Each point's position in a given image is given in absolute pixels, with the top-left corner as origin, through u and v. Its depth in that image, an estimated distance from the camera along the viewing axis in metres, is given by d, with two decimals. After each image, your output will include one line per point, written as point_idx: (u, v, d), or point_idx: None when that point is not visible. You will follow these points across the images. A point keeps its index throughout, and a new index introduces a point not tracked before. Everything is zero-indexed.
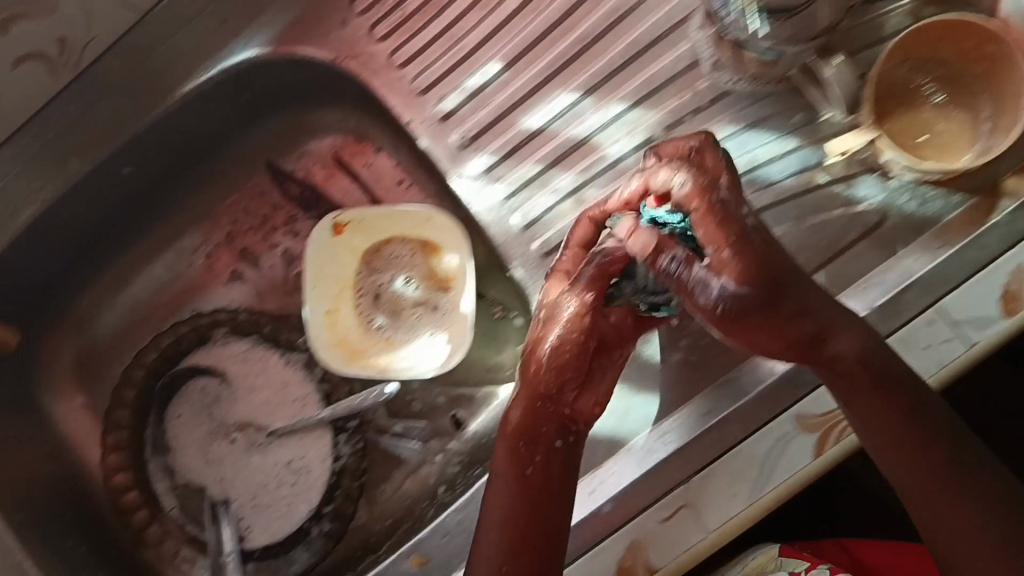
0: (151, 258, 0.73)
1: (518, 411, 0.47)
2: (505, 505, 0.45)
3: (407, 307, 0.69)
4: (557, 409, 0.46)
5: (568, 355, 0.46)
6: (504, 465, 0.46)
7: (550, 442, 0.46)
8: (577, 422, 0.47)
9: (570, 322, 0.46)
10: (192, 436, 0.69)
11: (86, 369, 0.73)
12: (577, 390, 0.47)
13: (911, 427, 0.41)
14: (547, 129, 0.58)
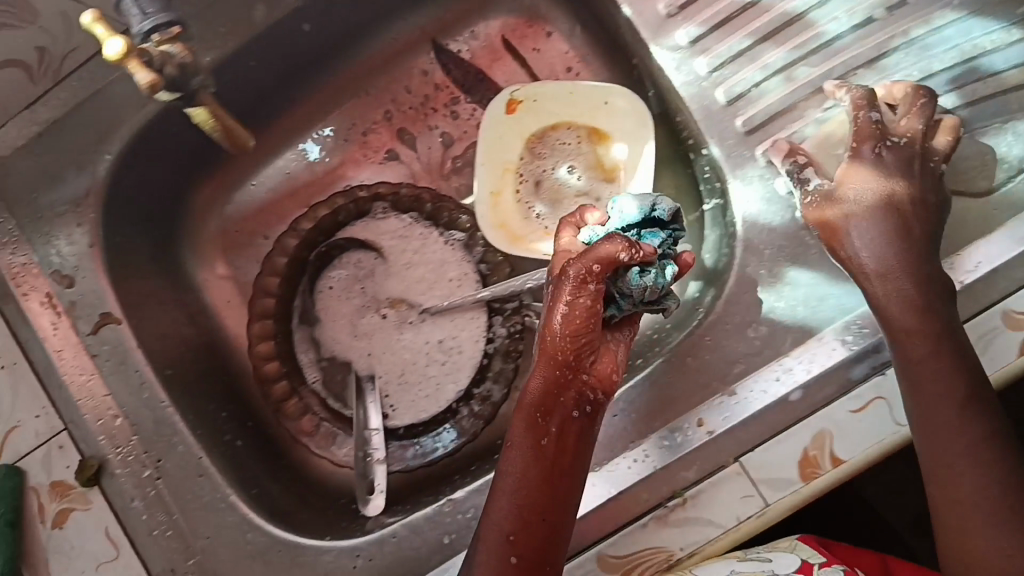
0: (304, 131, 0.72)
1: (537, 381, 0.50)
2: (518, 470, 0.50)
3: (569, 197, 0.67)
4: (572, 380, 0.51)
5: (577, 329, 0.50)
6: (522, 440, 0.51)
7: (565, 414, 0.50)
8: (593, 390, 0.51)
9: (573, 297, 0.49)
10: (342, 310, 0.68)
11: (231, 238, 0.72)
12: (592, 356, 0.51)
13: (934, 385, 0.48)
14: (760, 3, 0.56)
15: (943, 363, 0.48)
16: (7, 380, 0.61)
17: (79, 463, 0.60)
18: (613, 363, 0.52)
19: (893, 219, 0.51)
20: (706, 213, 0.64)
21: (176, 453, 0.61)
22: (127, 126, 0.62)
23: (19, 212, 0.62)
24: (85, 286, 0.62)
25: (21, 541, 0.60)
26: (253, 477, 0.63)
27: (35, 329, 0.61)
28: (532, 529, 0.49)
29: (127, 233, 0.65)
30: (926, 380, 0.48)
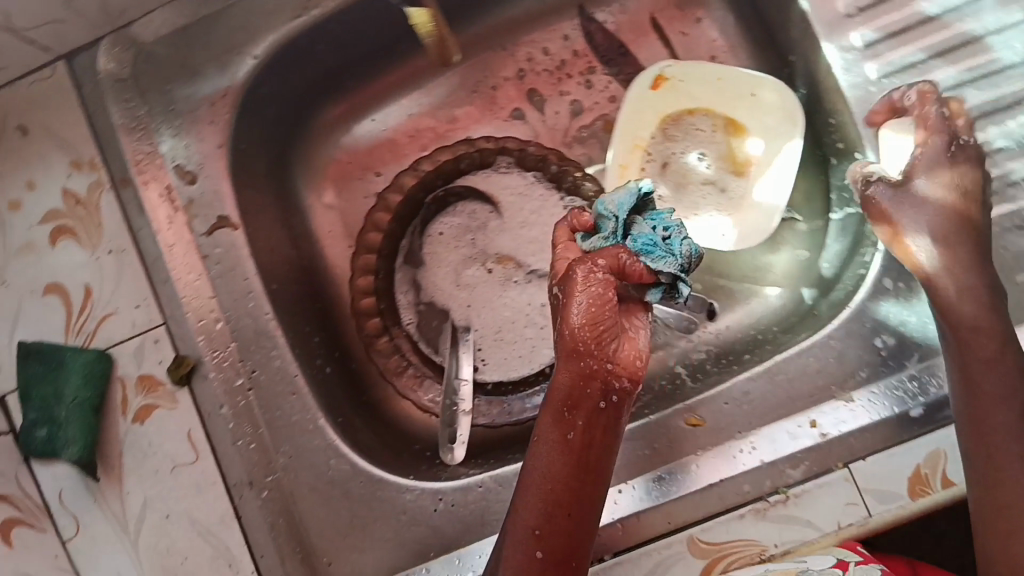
0: (435, 74, 0.71)
1: (562, 377, 0.47)
2: (548, 461, 0.48)
3: (695, 183, 0.66)
4: (599, 372, 0.47)
5: (597, 318, 0.46)
6: (549, 434, 0.48)
7: (592, 407, 0.47)
8: (620, 379, 0.47)
9: (587, 289, 0.46)
10: (448, 257, 0.68)
11: (342, 168, 0.72)
12: (615, 343, 0.47)
13: (987, 373, 0.48)
14: (940, 19, 0.56)
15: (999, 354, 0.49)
16: (113, 266, 0.60)
17: (174, 360, 0.59)
18: (640, 347, 0.48)
19: (936, 212, 0.52)
20: (833, 222, 0.64)
21: (272, 367, 0.60)
22: (275, 33, 0.61)
23: (152, 100, 0.61)
24: (207, 185, 0.61)
25: (101, 429, 0.59)
26: (338, 406, 0.62)
27: (150, 220, 0.60)
28: (558, 524, 0.47)
29: (250, 141, 0.64)
30: (977, 371, 0.49)
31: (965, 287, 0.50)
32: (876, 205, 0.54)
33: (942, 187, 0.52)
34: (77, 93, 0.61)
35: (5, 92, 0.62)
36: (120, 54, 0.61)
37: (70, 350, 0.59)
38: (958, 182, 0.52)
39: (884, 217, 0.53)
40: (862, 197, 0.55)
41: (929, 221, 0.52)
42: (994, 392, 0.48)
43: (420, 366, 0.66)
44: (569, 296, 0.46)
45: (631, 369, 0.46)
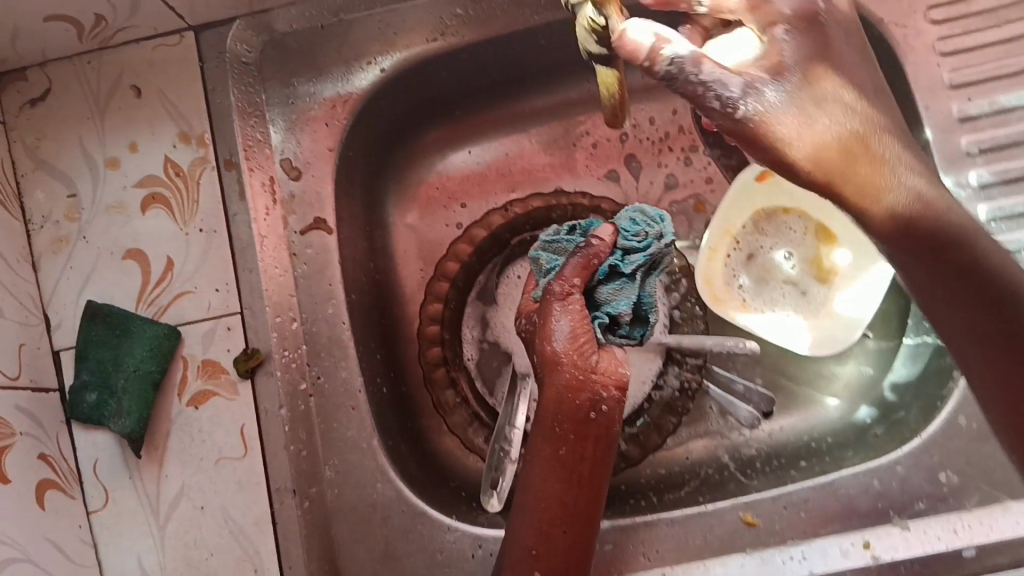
0: (539, 119, 0.71)
1: (550, 396, 0.51)
2: (543, 479, 0.52)
3: (777, 280, 0.67)
4: (585, 387, 0.51)
5: (580, 335, 0.51)
6: (541, 452, 0.52)
7: (579, 421, 0.51)
8: (606, 389, 0.51)
9: (565, 310, 0.51)
10: (520, 301, 0.68)
11: (428, 191, 0.72)
12: (596, 355, 0.51)
13: (960, 254, 0.43)
14: None
15: (954, 234, 0.43)
16: (200, 245, 0.59)
17: (244, 352, 0.58)
18: (619, 357, 0.52)
19: (830, 84, 0.40)
20: (905, 345, 0.65)
21: (338, 377, 0.59)
22: (408, 51, 0.61)
23: (272, 89, 0.61)
24: (310, 183, 0.61)
25: (154, 406, 0.58)
26: (388, 429, 0.62)
27: (248, 207, 0.60)
28: (556, 539, 0.51)
29: (354, 148, 0.64)
30: (956, 258, 0.43)
31: (888, 186, 0.41)
32: (696, 62, 0.37)
33: (794, 28, 0.41)
34: (200, 66, 0.61)
35: (125, 50, 0.61)
36: (251, 39, 0.61)
37: (140, 320, 0.58)
38: (796, 26, 0.41)
39: (734, 101, 0.38)
40: (698, 85, 0.37)
41: (794, 81, 0.39)
42: (959, 268, 0.43)
43: (473, 404, 0.66)
44: (547, 320, 0.51)
45: (613, 379, 0.51)
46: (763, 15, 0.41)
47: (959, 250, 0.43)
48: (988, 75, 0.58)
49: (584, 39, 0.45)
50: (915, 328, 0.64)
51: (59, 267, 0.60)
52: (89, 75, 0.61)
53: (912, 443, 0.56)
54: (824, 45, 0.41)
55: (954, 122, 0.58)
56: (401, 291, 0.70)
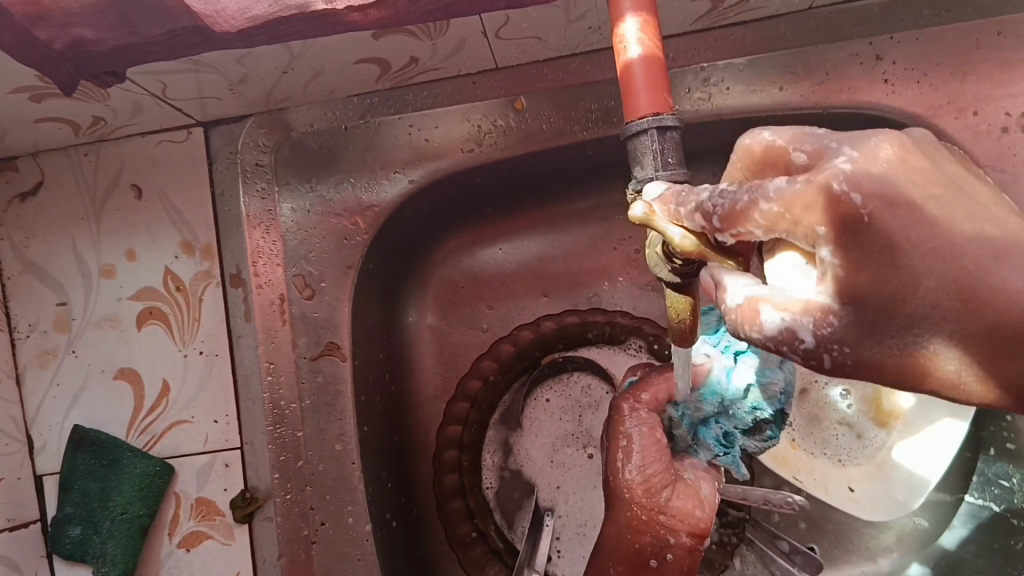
0: (579, 221, 0.65)
1: (614, 529, 0.47)
2: None
3: (832, 421, 0.60)
4: (652, 527, 0.45)
5: (654, 474, 0.45)
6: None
7: (642, 562, 0.46)
8: (676, 534, 0.45)
9: (634, 423, 0.47)
10: (548, 427, 0.62)
11: (452, 291, 0.66)
12: (671, 492, 0.45)
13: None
14: None
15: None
16: (200, 369, 0.54)
17: (241, 494, 0.53)
18: (701, 495, 0.45)
19: (909, 298, 0.23)
20: (966, 503, 0.58)
21: (343, 524, 0.53)
22: (439, 161, 0.55)
23: (287, 196, 0.55)
24: (324, 307, 0.55)
25: (142, 548, 0.53)
26: (398, 572, 0.57)
27: (254, 329, 0.54)
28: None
29: (373, 260, 0.58)
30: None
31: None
32: (754, 319, 0.26)
33: (840, 240, 0.24)
34: (209, 167, 0.55)
35: (126, 145, 0.55)
36: (265, 138, 0.55)
37: (129, 451, 0.53)
38: (838, 246, 0.24)
39: (802, 346, 0.25)
40: (771, 347, 0.26)
41: (891, 310, 0.24)
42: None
43: (495, 539, 0.60)
44: (618, 432, 0.47)
45: (688, 521, 0.44)
46: (793, 228, 0.25)
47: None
48: None
49: (657, 266, 0.32)
50: (979, 487, 0.58)
51: (45, 384, 0.54)
52: (85, 170, 0.55)
53: None
54: (884, 255, 0.23)
55: None
56: (418, 402, 0.65)
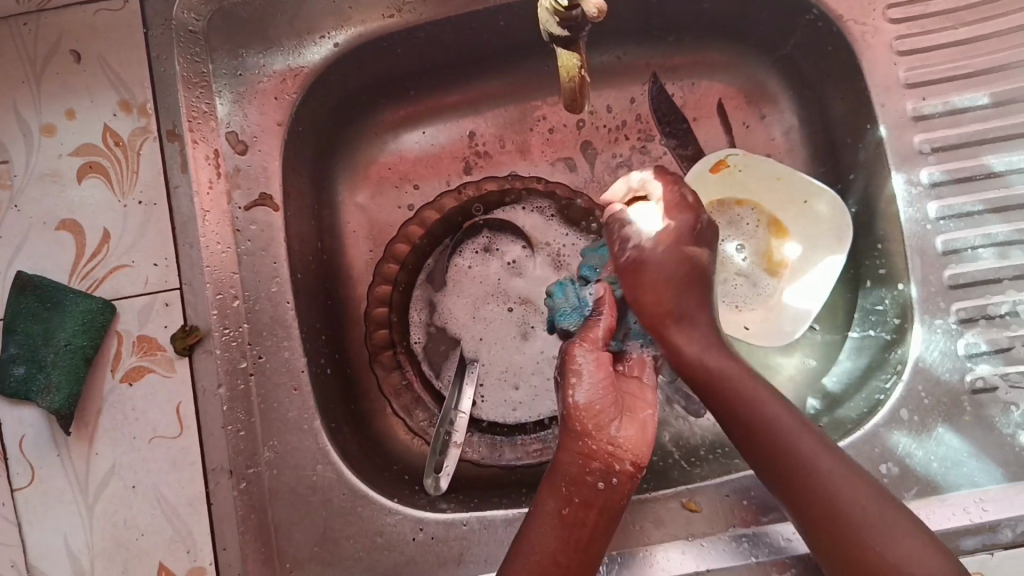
0: (497, 103, 0.71)
1: (566, 454, 0.49)
2: (539, 527, 0.48)
3: (730, 274, 0.67)
4: (600, 450, 0.48)
5: (599, 400, 0.49)
6: (547, 507, 0.48)
7: (590, 484, 0.48)
8: (623, 462, 0.48)
9: (587, 361, 0.50)
10: (470, 288, 0.67)
11: (380, 171, 0.70)
12: (617, 423, 0.48)
13: (799, 480, 0.49)
14: (1007, 176, 0.56)
15: (803, 451, 0.49)
16: (139, 217, 0.57)
17: (183, 328, 0.56)
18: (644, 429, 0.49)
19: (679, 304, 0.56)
20: (851, 339, 0.64)
21: (280, 356, 0.57)
22: (363, 26, 0.60)
23: (219, 60, 0.59)
24: (257, 158, 0.59)
25: (86, 382, 0.56)
26: (333, 411, 0.61)
27: (190, 180, 0.58)
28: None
29: (304, 125, 0.62)
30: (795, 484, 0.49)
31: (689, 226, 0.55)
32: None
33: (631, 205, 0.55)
34: (144, 33, 0.58)
35: (65, 13, 0.58)
36: (199, 7, 0.58)
37: (72, 292, 0.56)
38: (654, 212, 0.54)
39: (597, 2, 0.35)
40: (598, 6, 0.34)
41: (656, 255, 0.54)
42: (777, 468, 0.49)
43: (419, 389, 0.65)
44: (570, 367, 0.50)
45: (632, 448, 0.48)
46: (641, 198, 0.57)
47: (852, 461, 0.49)
48: (948, 75, 0.57)
49: (547, 22, 0.38)
50: (862, 322, 0.64)
51: None
52: (26, 38, 0.58)
53: (854, 435, 0.56)
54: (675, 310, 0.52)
55: (907, 119, 0.57)
56: (350, 272, 0.69)
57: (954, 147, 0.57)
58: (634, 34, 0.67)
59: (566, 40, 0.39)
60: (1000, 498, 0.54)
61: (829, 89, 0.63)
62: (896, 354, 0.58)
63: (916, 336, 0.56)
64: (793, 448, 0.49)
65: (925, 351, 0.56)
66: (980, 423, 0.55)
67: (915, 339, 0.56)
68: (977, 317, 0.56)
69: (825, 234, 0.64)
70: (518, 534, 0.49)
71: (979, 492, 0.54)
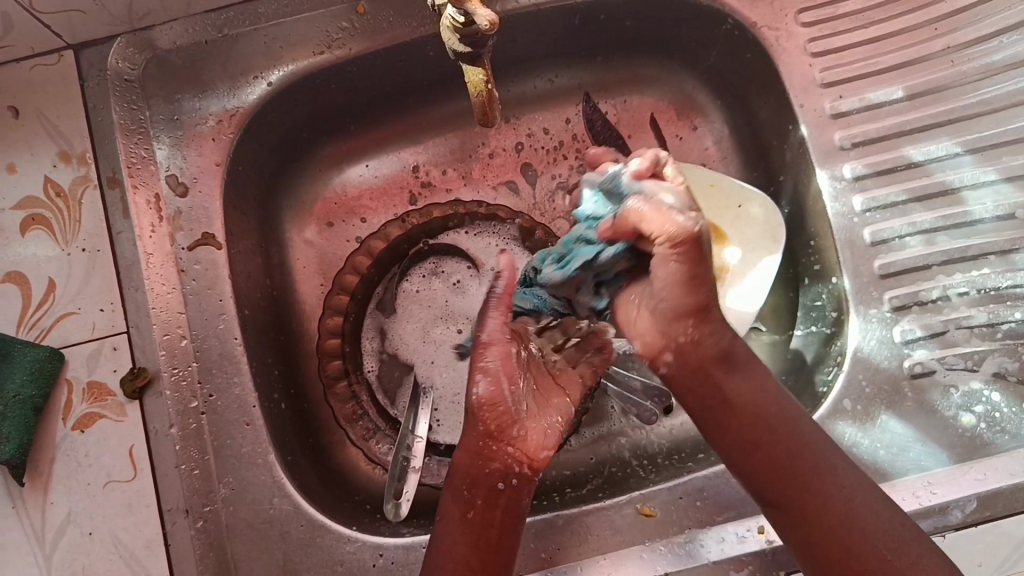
0: (438, 133, 0.73)
1: (465, 454, 0.48)
2: (449, 537, 0.48)
3: None
4: (498, 450, 0.48)
5: (503, 397, 0.47)
6: (450, 512, 0.49)
7: (490, 487, 0.48)
8: (520, 464, 0.48)
9: (494, 364, 0.47)
10: (420, 314, 0.69)
11: (329, 206, 0.72)
12: (519, 429, 0.48)
13: (813, 498, 0.46)
14: (924, 166, 0.59)
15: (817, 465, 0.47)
16: (83, 264, 0.58)
17: (131, 371, 0.57)
18: (545, 434, 0.49)
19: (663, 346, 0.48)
20: (795, 337, 0.66)
21: (231, 393, 0.58)
22: (296, 63, 0.61)
23: (156, 107, 0.60)
24: (197, 200, 0.60)
25: (37, 431, 0.56)
26: (288, 444, 0.61)
27: (132, 225, 0.59)
28: None
29: (248, 163, 0.64)
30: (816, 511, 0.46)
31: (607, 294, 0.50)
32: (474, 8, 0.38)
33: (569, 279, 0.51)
34: (80, 84, 0.60)
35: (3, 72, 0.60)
36: (134, 55, 0.60)
37: (18, 343, 0.56)
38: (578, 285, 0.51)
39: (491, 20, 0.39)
40: (487, 29, 0.38)
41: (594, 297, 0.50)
42: (790, 479, 0.46)
43: (374, 416, 0.65)
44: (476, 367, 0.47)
45: (533, 457, 0.48)
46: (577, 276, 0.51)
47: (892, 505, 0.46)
48: (859, 73, 0.61)
49: (451, 42, 0.42)
50: (804, 319, 0.66)
51: None
52: None
53: None
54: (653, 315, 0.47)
55: (827, 119, 0.61)
56: (303, 307, 0.70)
57: (872, 143, 0.60)
58: (566, 57, 0.69)
59: (470, 55, 0.42)
60: (946, 480, 0.53)
61: (754, 96, 0.66)
62: (836, 345, 0.60)
63: (854, 327, 0.57)
64: (793, 453, 0.47)
65: (863, 340, 0.57)
66: (923, 408, 0.55)
67: (852, 328, 0.58)
68: (910, 302, 0.57)
69: (763, 234, 0.66)
70: (429, 550, 0.49)
71: (930, 475, 0.54)
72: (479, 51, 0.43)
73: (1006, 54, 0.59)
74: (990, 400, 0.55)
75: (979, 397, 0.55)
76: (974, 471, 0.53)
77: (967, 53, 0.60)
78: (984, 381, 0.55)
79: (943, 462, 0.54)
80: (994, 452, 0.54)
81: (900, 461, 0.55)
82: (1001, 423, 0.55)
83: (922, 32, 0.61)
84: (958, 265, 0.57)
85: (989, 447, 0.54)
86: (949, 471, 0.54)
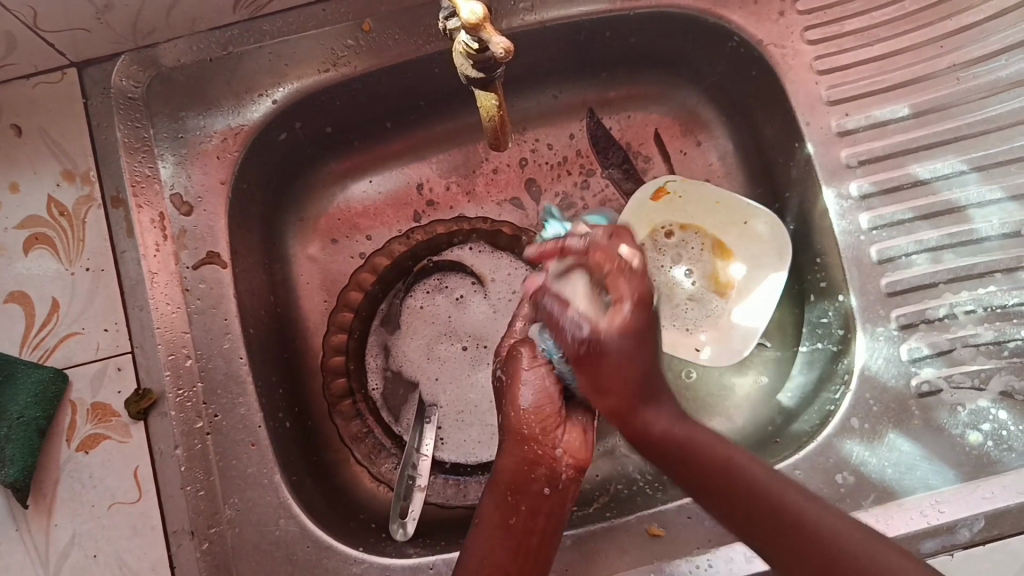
0: (442, 149, 0.73)
1: (507, 459, 0.49)
2: (488, 544, 0.48)
3: (681, 298, 0.69)
4: (543, 455, 0.49)
5: (544, 404, 0.50)
6: (491, 521, 0.49)
7: (532, 491, 0.49)
8: (567, 469, 0.49)
9: (535, 376, 0.50)
10: (423, 330, 0.68)
11: (334, 222, 0.72)
12: (564, 432, 0.50)
13: (766, 513, 0.43)
14: (929, 184, 0.59)
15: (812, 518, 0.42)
16: (87, 284, 0.57)
17: (135, 392, 0.56)
18: (587, 438, 0.50)
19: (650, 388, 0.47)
20: (801, 353, 0.66)
21: (236, 414, 0.58)
22: (301, 81, 0.61)
23: (160, 124, 0.60)
24: (201, 219, 0.60)
25: (40, 453, 0.55)
26: (293, 464, 0.60)
27: (137, 244, 0.58)
28: None
29: (252, 180, 0.63)
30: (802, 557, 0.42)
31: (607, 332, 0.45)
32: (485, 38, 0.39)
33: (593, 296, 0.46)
34: (84, 103, 0.59)
35: (5, 89, 0.59)
36: (138, 73, 0.59)
37: (22, 363, 0.55)
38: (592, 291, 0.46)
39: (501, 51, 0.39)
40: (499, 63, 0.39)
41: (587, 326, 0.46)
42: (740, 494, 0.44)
43: (380, 434, 0.65)
44: (518, 373, 0.50)
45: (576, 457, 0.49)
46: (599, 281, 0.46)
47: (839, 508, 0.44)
48: (865, 91, 0.61)
49: (464, 66, 0.43)
50: (810, 336, 0.65)
51: None
52: None
53: (811, 445, 0.56)
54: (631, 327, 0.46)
55: (833, 136, 0.61)
56: (308, 324, 0.70)
57: (877, 161, 0.60)
58: (571, 73, 0.69)
59: (482, 80, 0.43)
60: (953, 499, 0.53)
61: (760, 113, 0.66)
62: (843, 362, 0.60)
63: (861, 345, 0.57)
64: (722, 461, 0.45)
65: (869, 358, 0.57)
66: (929, 427, 0.55)
67: (858, 346, 0.58)
68: (917, 322, 0.57)
69: (767, 251, 0.66)
70: (462, 554, 0.49)
71: (939, 493, 0.53)
72: (489, 79, 0.44)
73: (1012, 71, 0.59)
74: (997, 418, 0.55)
75: (986, 415, 0.55)
76: (983, 486, 0.53)
77: (972, 71, 0.60)
78: (989, 400, 0.55)
79: (950, 480, 0.54)
80: (1002, 470, 0.53)
81: (908, 479, 0.54)
82: (1008, 441, 0.54)
83: (929, 48, 0.61)
84: (964, 282, 0.57)
85: (996, 465, 0.54)
86: (957, 489, 0.53)
